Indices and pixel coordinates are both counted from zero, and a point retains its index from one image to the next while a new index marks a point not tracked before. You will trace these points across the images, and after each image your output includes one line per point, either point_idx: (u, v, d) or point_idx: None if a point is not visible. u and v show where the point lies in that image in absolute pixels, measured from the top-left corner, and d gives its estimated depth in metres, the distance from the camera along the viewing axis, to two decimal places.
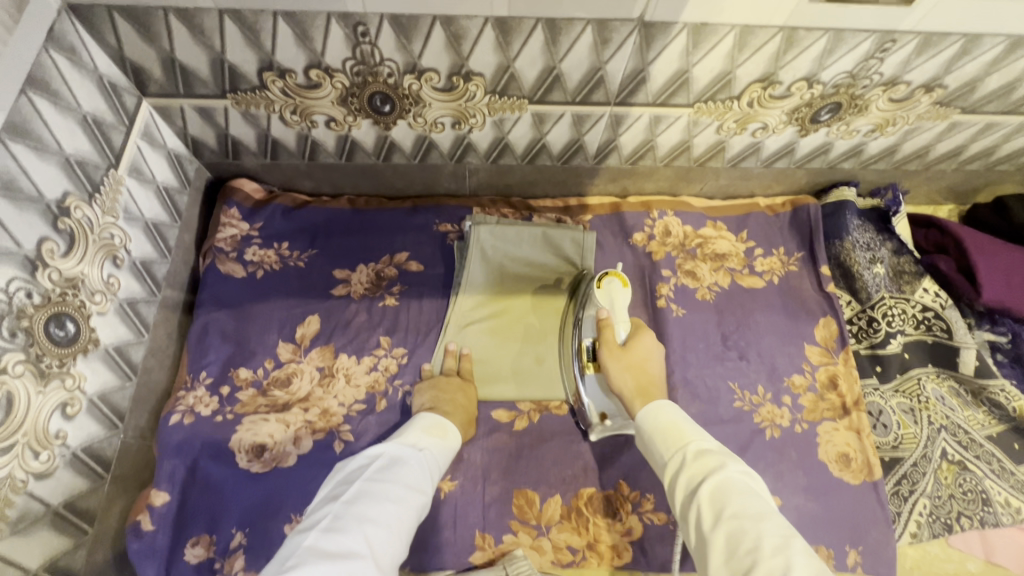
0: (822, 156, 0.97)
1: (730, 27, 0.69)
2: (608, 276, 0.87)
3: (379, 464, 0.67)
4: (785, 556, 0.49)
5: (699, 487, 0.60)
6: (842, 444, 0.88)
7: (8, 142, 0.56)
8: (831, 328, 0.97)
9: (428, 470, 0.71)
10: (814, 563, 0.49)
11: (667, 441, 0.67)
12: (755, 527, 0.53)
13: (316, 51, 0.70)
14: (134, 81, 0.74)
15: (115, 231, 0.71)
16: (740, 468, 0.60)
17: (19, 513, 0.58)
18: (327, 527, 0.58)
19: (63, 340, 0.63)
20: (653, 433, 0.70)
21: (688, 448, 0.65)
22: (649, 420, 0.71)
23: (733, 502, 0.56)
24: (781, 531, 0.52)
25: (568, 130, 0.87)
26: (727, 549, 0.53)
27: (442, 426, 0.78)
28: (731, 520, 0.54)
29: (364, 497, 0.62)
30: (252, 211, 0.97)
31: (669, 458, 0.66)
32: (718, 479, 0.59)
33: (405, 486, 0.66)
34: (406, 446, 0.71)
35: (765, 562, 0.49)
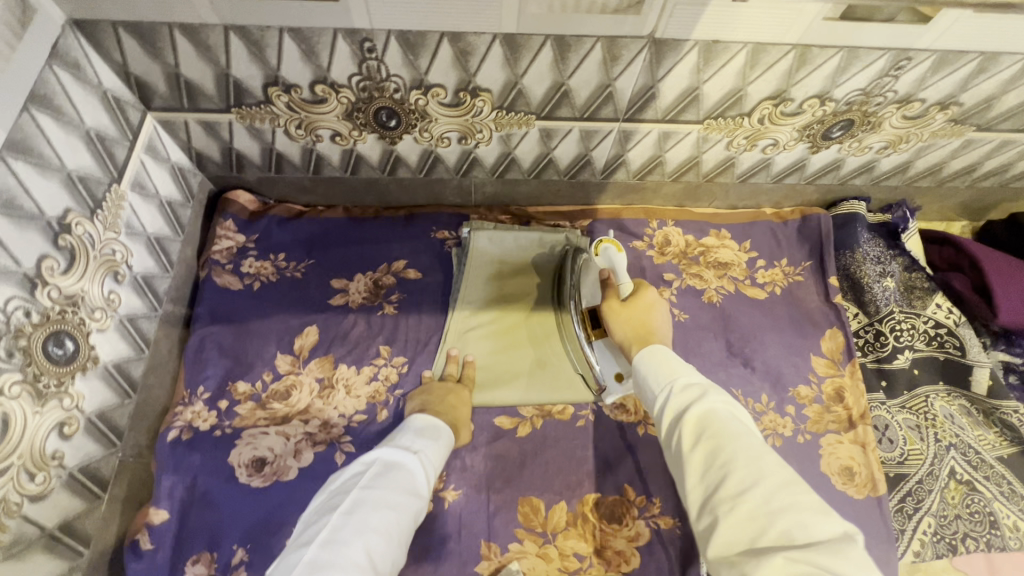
0: (833, 172, 0.95)
1: (742, 45, 0.67)
2: (602, 245, 0.86)
3: (374, 472, 0.66)
4: (757, 470, 0.50)
5: (683, 415, 0.59)
6: (846, 457, 0.85)
7: (9, 160, 0.55)
8: (836, 340, 0.95)
9: (424, 472, 0.70)
10: (785, 474, 0.51)
11: (659, 373, 0.66)
12: (732, 445, 0.53)
13: (322, 66, 0.70)
14: (139, 96, 0.73)
15: (116, 246, 0.70)
16: (724, 398, 0.59)
17: (13, 537, 0.56)
18: (326, 540, 0.57)
19: (62, 358, 0.61)
20: (647, 363, 0.68)
21: (675, 382, 0.63)
22: (641, 362, 0.69)
23: (713, 428, 0.55)
24: (756, 447, 0.53)
25: (576, 145, 0.86)
26: (704, 467, 0.54)
27: (435, 427, 0.77)
28: (708, 442, 0.55)
29: (362, 506, 0.61)
30: (248, 223, 0.96)
31: (656, 390, 0.65)
32: (700, 409, 0.58)
33: (402, 491, 0.65)
34: (400, 450, 0.70)
35: (737, 475, 0.51)
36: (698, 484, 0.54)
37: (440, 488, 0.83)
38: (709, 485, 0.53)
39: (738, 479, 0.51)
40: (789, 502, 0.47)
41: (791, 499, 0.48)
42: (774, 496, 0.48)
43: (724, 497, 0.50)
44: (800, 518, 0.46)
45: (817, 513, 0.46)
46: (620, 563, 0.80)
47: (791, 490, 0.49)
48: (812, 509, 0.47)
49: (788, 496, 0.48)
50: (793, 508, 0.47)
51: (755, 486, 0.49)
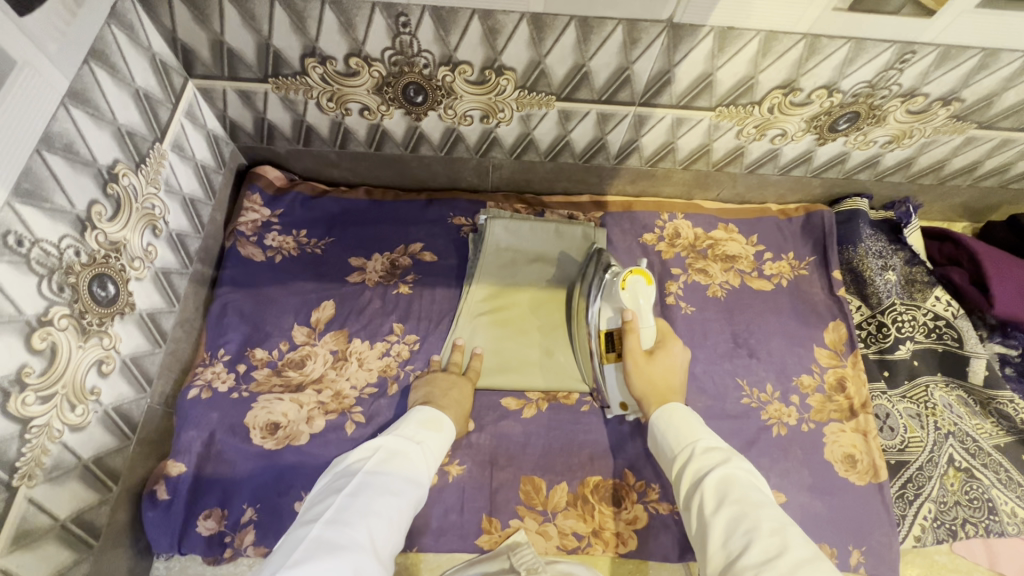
0: (839, 166, 0.99)
1: (755, 32, 0.71)
2: (631, 275, 0.81)
3: (378, 457, 0.68)
4: (779, 538, 0.54)
5: (705, 478, 0.64)
6: (848, 445, 0.89)
7: (70, 107, 0.59)
8: (840, 331, 0.98)
9: (426, 460, 0.72)
10: (806, 546, 0.54)
11: (681, 436, 0.72)
12: (753, 513, 0.58)
13: (358, 40, 0.74)
14: (182, 62, 0.78)
15: (156, 202, 0.75)
16: (744, 467, 0.64)
17: (54, 462, 0.60)
18: (329, 520, 0.59)
19: (104, 300, 0.65)
20: (665, 425, 0.75)
21: (697, 444, 0.70)
22: (662, 418, 0.76)
23: (734, 492, 0.60)
24: (775, 516, 0.57)
25: (593, 128, 0.90)
26: (726, 532, 0.58)
27: (437, 419, 0.79)
28: (731, 509, 0.59)
29: (366, 488, 0.63)
30: (274, 197, 1.00)
31: (679, 451, 0.71)
32: (723, 473, 0.64)
33: (404, 479, 0.67)
34: (404, 439, 0.72)
35: (760, 542, 0.55)
36: (720, 549, 0.58)
37: (445, 462, 0.86)
38: (731, 551, 0.56)
39: (762, 547, 0.54)
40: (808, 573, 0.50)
41: (811, 568, 0.51)
42: (795, 563, 0.51)
43: (748, 563, 0.53)
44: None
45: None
46: (617, 543, 0.83)
47: (815, 561, 0.52)
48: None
49: (807, 566, 0.51)
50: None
51: (778, 554, 0.53)
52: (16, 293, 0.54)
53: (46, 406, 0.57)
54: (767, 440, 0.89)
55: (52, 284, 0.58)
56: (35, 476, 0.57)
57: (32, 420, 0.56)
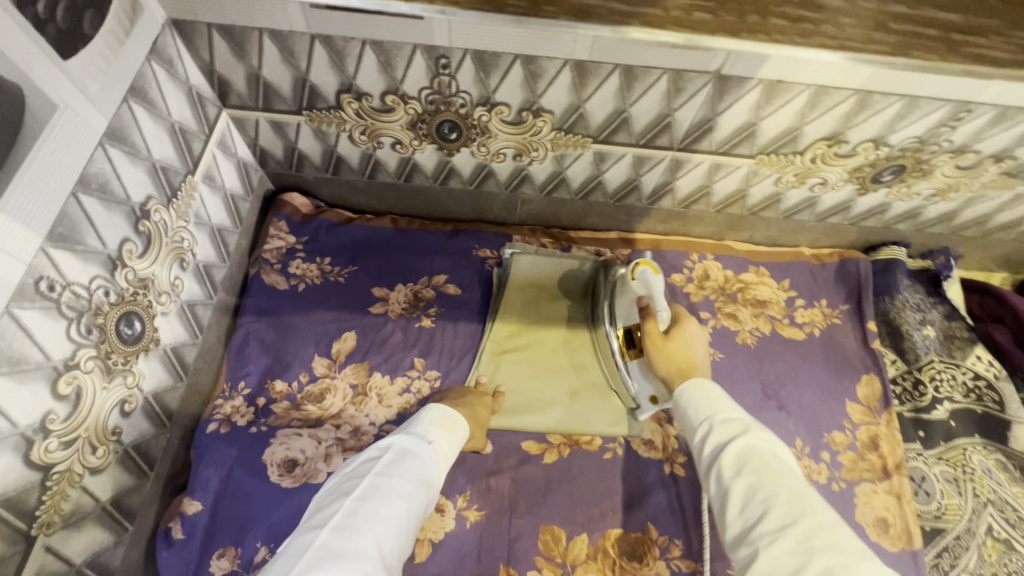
0: (878, 215, 0.96)
1: (805, 87, 0.69)
2: (637, 266, 0.83)
3: (388, 459, 0.66)
4: (798, 507, 0.49)
5: (721, 448, 0.57)
6: (881, 508, 0.85)
7: (107, 147, 0.58)
8: (874, 386, 0.95)
9: (437, 462, 0.69)
10: (829, 515, 0.48)
11: (697, 405, 0.64)
12: (772, 482, 0.51)
13: (395, 78, 0.73)
14: (218, 93, 0.77)
15: (185, 235, 0.74)
16: (765, 432, 0.57)
17: (72, 507, 0.58)
18: (337, 526, 0.56)
19: (130, 338, 0.64)
20: (689, 393, 0.67)
21: (716, 414, 0.62)
22: (683, 392, 0.68)
23: (753, 463, 0.53)
24: (797, 484, 0.51)
25: (627, 170, 0.88)
26: (742, 503, 0.52)
27: (450, 417, 0.76)
28: (748, 478, 0.53)
29: (375, 492, 0.61)
30: (300, 224, 1.00)
31: (696, 423, 0.63)
32: (742, 443, 0.56)
33: (415, 481, 0.65)
34: (414, 439, 0.69)
35: (776, 512, 0.49)
36: (736, 522, 0.52)
37: (463, 506, 0.84)
38: (746, 521, 0.51)
39: (777, 515, 0.49)
40: (830, 542, 0.46)
41: (834, 538, 0.46)
42: (817, 536, 0.46)
43: (764, 534, 0.48)
44: (840, 560, 0.44)
45: (858, 555, 0.44)
46: None
47: (840, 529, 0.47)
48: (855, 551, 0.45)
49: (828, 537, 0.46)
50: (834, 548, 0.45)
51: (797, 523, 0.48)
52: (44, 338, 0.52)
53: (67, 451, 0.56)
54: None
55: (80, 327, 0.56)
56: (54, 523, 0.56)
57: (53, 467, 0.55)
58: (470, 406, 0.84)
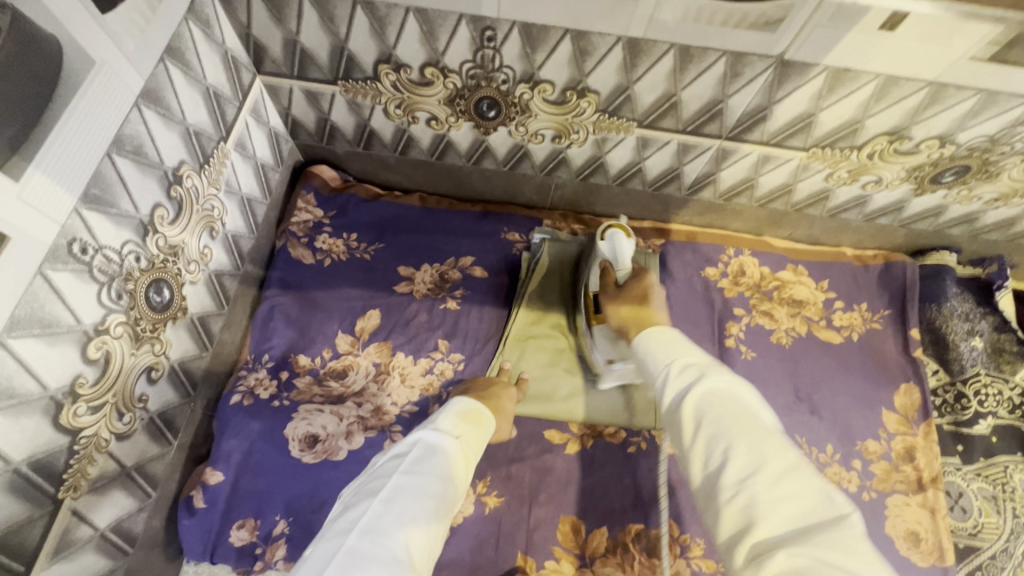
0: (931, 218, 0.91)
1: (874, 76, 0.64)
2: (608, 228, 0.82)
3: (414, 456, 0.63)
4: (759, 453, 0.45)
5: (681, 398, 0.51)
6: (912, 522, 0.82)
7: (142, 107, 0.56)
8: (912, 396, 0.91)
9: (465, 458, 0.66)
10: (790, 457, 0.45)
11: (659, 353, 0.57)
12: (734, 432, 0.46)
13: (437, 50, 0.69)
14: (253, 58, 0.75)
15: (215, 203, 0.72)
16: (725, 372, 0.52)
17: (99, 472, 0.58)
18: (365, 528, 0.53)
19: (159, 305, 0.63)
20: (646, 340, 0.61)
21: (676, 361, 0.55)
22: (642, 340, 0.61)
23: (713, 413, 0.48)
24: (759, 427, 0.47)
25: (670, 158, 0.84)
26: (705, 458, 0.48)
27: (477, 412, 0.73)
28: (709, 427, 0.48)
29: (403, 490, 0.58)
30: (328, 197, 0.98)
31: (655, 370, 0.57)
32: (703, 390, 0.51)
33: (443, 477, 0.61)
34: (441, 434, 0.66)
35: (737, 461, 0.45)
36: (700, 474, 0.48)
37: (482, 492, 0.83)
38: (709, 473, 0.47)
39: (739, 466, 0.45)
40: (792, 490, 0.42)
41: (795, 484, 0.43)
42: (777, 482, 0.43)
43: (726, 485, 0.44)
44: (798, 508, 0.41)
45: (818, 500, 0.42)
46: None
47: (795, 474, 0.43)
48: (815, 497, 0.42)
49: (792, 483, 0.43)
50: (796, 496, 0.42)
51: (758, 472, 0.44)
52: (75, 302, 0.51)
53: (95, 416, 0.55)
54: None
55: (111, 292, 0.55)
56: (80, 487, 0.56)
57: (81, 431, 0.54)
58: (494, 397, 0.81)
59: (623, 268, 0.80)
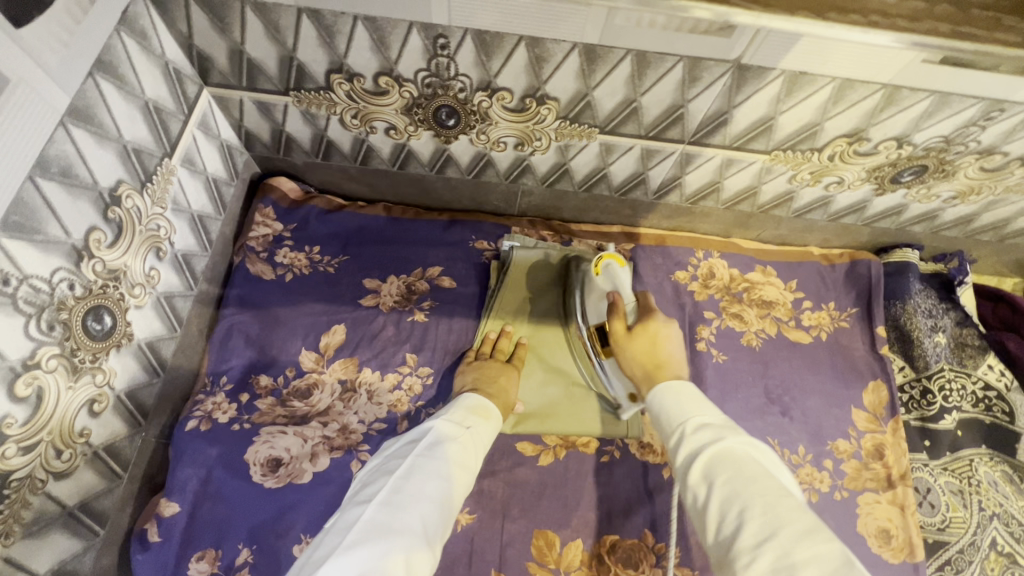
0: (893, 217, 0.92)
1: (829, 79, 0.64)
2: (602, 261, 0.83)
3: (429, 441, 0.64)
4: (774, 516, 0.47)
5: (695, 457, 0.56)
6: (883, 519, 0.83)
7: (69, 126, 0.53)
8: (880, 394, 0.92)
9: (472, 449, 0.67)
10: (807, 521, 0.46)
11: (673, 409, 0.62)
12: (746, 493, 0.49)
13: (390, 58, 0.67)
14: (198, 69, 0.72)
15: (161, 222, 0.69)
16: (741, 436, 0.56)
17: (35, 515, 0.54)
18: (383, 501, 0.55)
19: (98, 333, 0.59)
20: (661, 394, 0.66)
21: (688, 420, 0.60)
22: (656, 398, 0.65)
23: (726, 472, 0.52)
24: (775, 489, 0.49)
25: (634, 163, 0.84)
26: (722, 522, 0.50)
27: (484, 407, 0.73)
28: (722, 490, 0.51)
29: (418, 471, 0.59)
30: (288, 210, 0.95)
31: (670, 429, 0.61)
32: (713, 451, 0.54)
33: (455, 464, 0.62)
34: (454, 424, 0.67)
35: (751, 524, 0.47)
36: (715, 541, 0.50)
37: None
38: (724, 538, 0.49)
39: (752, 529, 0.47)
40: (810, 554, 0.43)
41: (813, 548, 0.43)
42: (795, 547, 0.44)
43: (741, 551, 0.46)
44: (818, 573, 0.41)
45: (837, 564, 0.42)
46: None
47: (811, 538, 0.44)
48: (836, 562, 0.42)
49: (807, 547, 0.44)
50: (813, 561, 0.42)
51: (774, 534, 0.45)
52: None
53: (27, 457, 0.52)
54: None
55: (41, 323, 0.52)
56: (14, 533, 0.52)
57: (11, 474, 0.50)
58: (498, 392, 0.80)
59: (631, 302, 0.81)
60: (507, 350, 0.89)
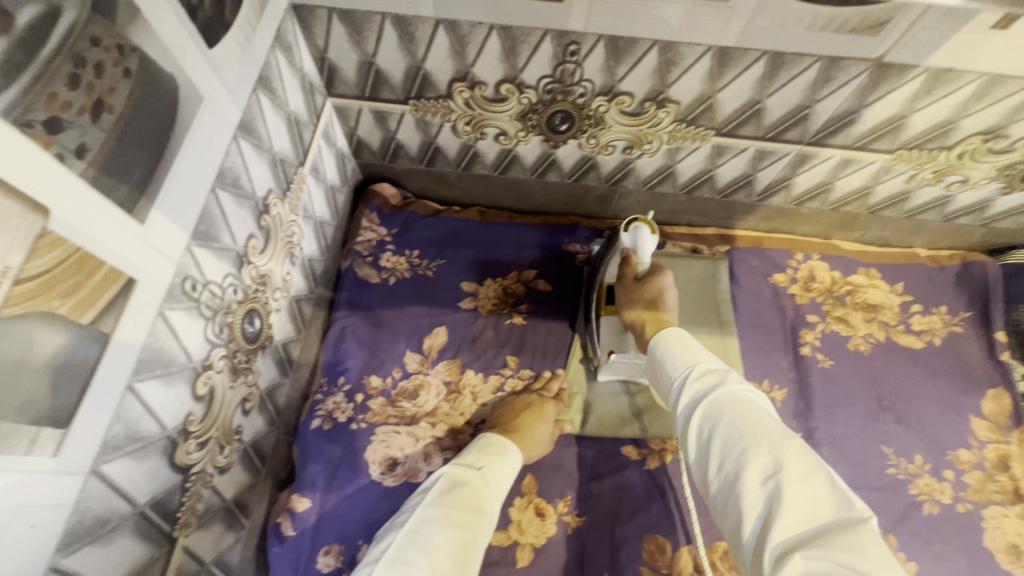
0: (1016, 216, 0.88)
1: (977, 75, 0.62)
2: (635, 221, 0.77)
3: (438, 490, 0.62)
4: (778, 456, 0.45)
5: (698, 405, 0.53)
6: (1013, 534, 0.80)
7: (240, 139, 0.56)
8: (1002, 402, 0.88)
9: (487, 488, 0.64)
10: (808, 462, 0.45)
11: (677, 357, 0.59)
12: (748, 435, 0.47)
13: (516, 66, 0.68)
14: (325, 81, 0.74)
15: (295, 229, 0.72)
16: (742, 380, 0.53)
17: (205, 506, 0.58)
18: (391, 559, 0.54)
19: (251, 335, 0.63)
20: (665, 340, 0.64)
21: (695, 365, 0.57)
22: (661, 344, 0.63)
23: (729, 413, 0.50)
24: (778, 431, 0.47)
25: (744, 164, 0.82)
26: (721, 461, 0.48)
27: (499, 443, 0.71)
28: (725, 430, 0.49)
29: (425, 523, 0.58)
30: (390, 215, 0.97)
31: (672, 372, 0.59)
32: (714, 397, 0.52)
33: (467, 509, 0.60)
34: (465, 467, 0.65)
35: (756, 465, 0.46)
36: (716, 480, 0.48)
37: (563, 511, 0.81)
38: (726, 478, 0.47)
39: (757, 468, 0.45)
40: (809, 494, 0.43)
41: (813, 488, 0.43)
42: (796, 487, 0.43)
43: (748, 492, 0.45)
44: (819, 512, 0.42)
45: (838, 506, 0.42)
46: None
47: (813, 478, 0.44)
48: (833, 503, 0.42)
49: (806, 490, 0.43)
50: (811, 501, 0.42)
51: (780, 472, 0.44)
52: (187, 339, 0.51)
53: (202, 452, 0.55)
54: (918, 519, 0.80)
55: (215, 326, 0.55)
56: (190, 524, 0.55)
57: (191, 468, 0.53)
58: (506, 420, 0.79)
59: (644, 260, 0.77)
60: (554, 392, 0.87)
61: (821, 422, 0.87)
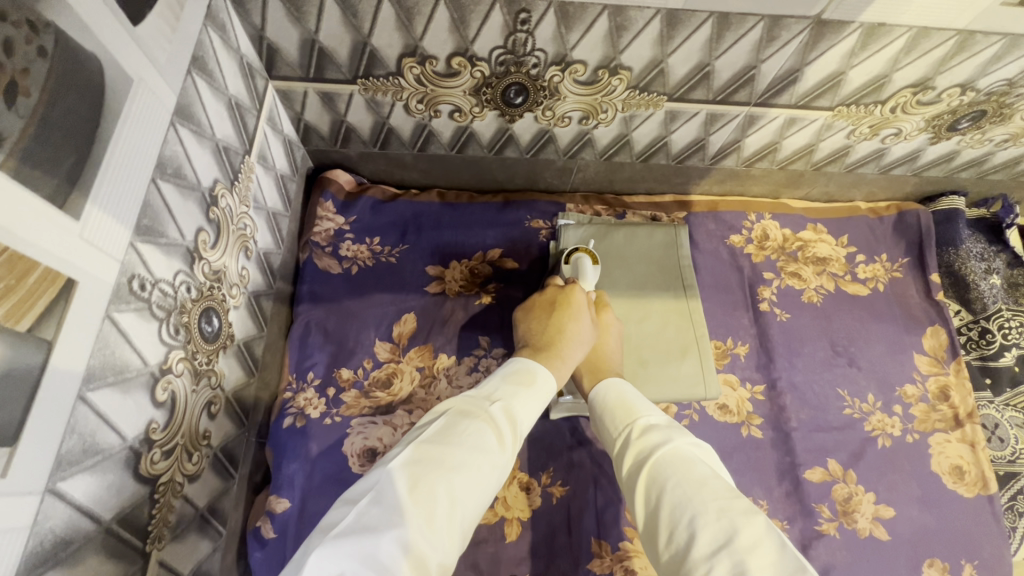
0: (943, 164, 0.94)
1: (907, 29, 0.65)
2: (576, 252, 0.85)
3: (450, 424, 0.51)
4: (728, 520, 0.45)
5: (644, 462, 0.54)
6: (955, 456, 0.87)
7: (178, 126, 0.52)
8: (940, 337, 0.95)
9: (505, 427, 0.53)
10: (758, 528, 0.44)
11: (618, 413, 0.62)
12: (697, 499, 0.47)
13: (467, 38, 0.67)
14: (265, 62, 0.70)
15: (247, 221, 0.68)
16: (687, 438, 0.56)
17: (177, 518, 0.55)
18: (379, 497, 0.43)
19: (210, 335, 0.60)
20: (605, 392, 0.67)
21: (637, 422, 0.60)
22: (603, 396, 0.66)
23: (675, 475, 0.51)
24: (724, 493, 0.48)
25: (697, 129, 0.84)
26: (673, 530, 0.47)
27: (528, 378, 0.60)
28: (673, 494, 0.49)
29: (429, 460, 0.47)
30: (346, 203, 0.94)
31: (618, 431, 0.61)
32: (662, 454, 0.54)
33: (480, 448, 0.49)
34: (481, 401, 0.55)
35: (705, 532, 0.45)
36: (670, 556, 0.47)
37: (547, 483, 0.83)
38: (677, 549, 0.46)
39: (707, 536, 0.45)
40: (762, 563, 0.41)
41: (764, 556, 0.42)
42: (748, 555, 0.42)
43: (698, 560, 0.44)
44: None
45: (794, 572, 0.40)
46: None
47: (764, 547, 0.43)
48: (790, 569, 0.41)
49: (758, 558, 0.42)
50: (765, 570, 0.41)
51: (730, 540, 0.43)
52: (141, 343, 0.47)
53: (168, 462, 0.52)
54: (874, 452, 0.87)
55: (169, 328, 0.52)
56: (163, 537, 0.53)
57: (159, 478, 0.51)
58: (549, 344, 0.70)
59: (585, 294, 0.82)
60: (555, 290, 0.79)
61: (782, 372, 0.91)
